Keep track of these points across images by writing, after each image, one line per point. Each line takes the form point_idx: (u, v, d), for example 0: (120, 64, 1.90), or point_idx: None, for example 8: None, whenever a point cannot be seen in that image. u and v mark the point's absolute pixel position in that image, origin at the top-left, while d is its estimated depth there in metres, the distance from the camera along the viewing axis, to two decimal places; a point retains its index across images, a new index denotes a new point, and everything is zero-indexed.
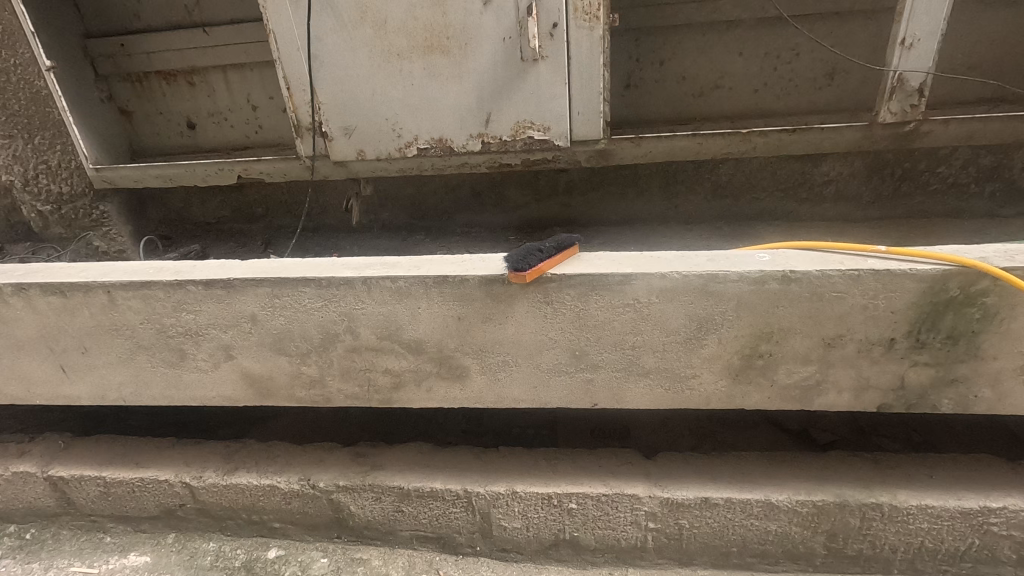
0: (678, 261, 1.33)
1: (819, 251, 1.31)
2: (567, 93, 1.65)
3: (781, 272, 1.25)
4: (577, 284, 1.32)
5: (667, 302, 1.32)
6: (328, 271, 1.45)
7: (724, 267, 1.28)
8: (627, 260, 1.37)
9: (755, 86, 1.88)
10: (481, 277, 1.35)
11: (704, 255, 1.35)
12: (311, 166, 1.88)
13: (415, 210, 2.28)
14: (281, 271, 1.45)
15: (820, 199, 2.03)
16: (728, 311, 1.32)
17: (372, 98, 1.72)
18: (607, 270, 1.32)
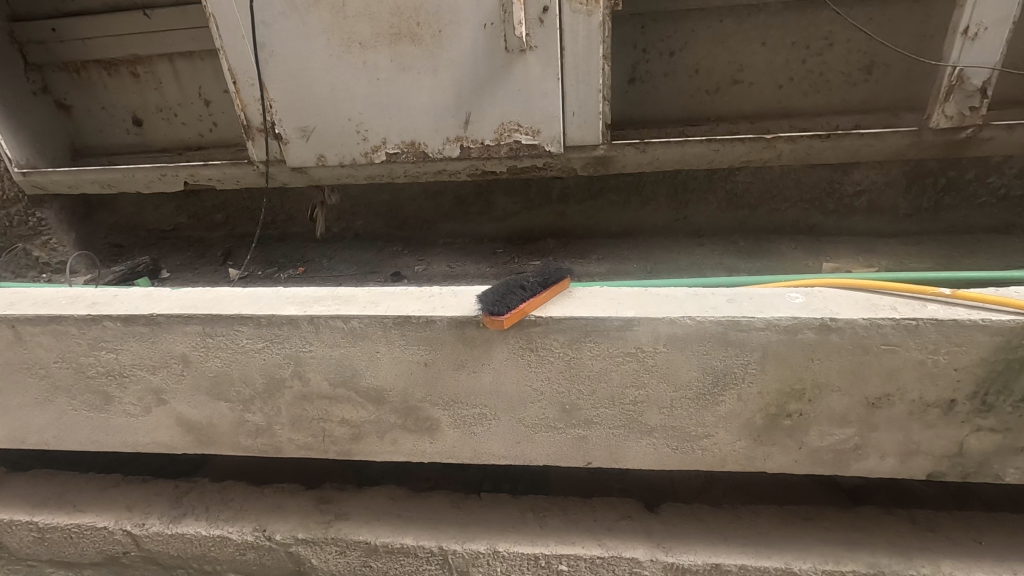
0: (692, 302, 1.09)
1: (865, 291, 1.07)
2: (560, 90, 1.39)
3: (819, 320, 1.01)
4: (567, 329, 1.09)
5: (677, 352, 1.08)
6: (269, 306, 1.21)
7: (749, 312, 1.04)
8: (629, 298, 1.13)
9: (780, 82, 1.62)
10: (451, 318, 1.11)
11: (724, 294, 1.11)
12: (266, 172, 1.63)
13: (392, 219, 2.04)
14: (213, 307, 1.22)
15: (851, 211, 1.78)
16: (751, 363, 1.08)
17: (331, 95, 1.46)
18: (604, 312, 1.08)
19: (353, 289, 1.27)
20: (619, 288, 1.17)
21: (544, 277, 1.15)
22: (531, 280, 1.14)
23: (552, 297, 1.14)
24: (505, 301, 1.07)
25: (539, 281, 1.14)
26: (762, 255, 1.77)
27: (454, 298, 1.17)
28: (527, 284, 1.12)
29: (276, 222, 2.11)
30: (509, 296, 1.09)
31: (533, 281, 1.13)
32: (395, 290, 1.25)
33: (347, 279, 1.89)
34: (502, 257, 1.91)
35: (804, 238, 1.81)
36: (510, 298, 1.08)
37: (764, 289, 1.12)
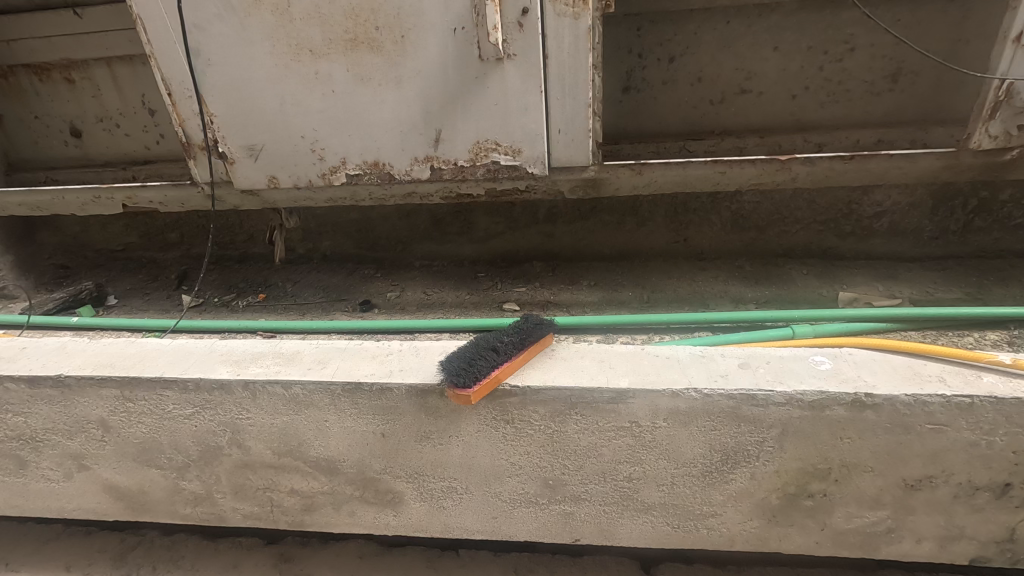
0: (698, 368, 0.91)
1: (905, 355, 0.90)
2: (544, 104, 1.20)
3: (851, 396, 0.83)
4: (549, 400, 0.91)
5: (680, 428, 0.91)
6: (198, 366, 1.03)
7: (767, 383, 0.86)
8: (623, 360, 0.95)
9: (794, 91, 1.44)
10: (410, 387, 0.93)
11: (736, 357, 0.93)
12: (213, 194, 1.43)
13: (363, 239, 1.85)
14: (132, 367, 1.03)
15: (869, 234, 1.60)
16: (767, 441, 0.90)
17: (280, 109, 1.26)
18: (592, 380, 0.90)
19: (300, 342, 1.09)
20: (613, 346, 0.99)
21: (522, 334, 0.97)
22: (506, 338, 0.95)
23: (529, 358, 0.96)
24: (473, 367, 0.89)
25: (515, 340, 0.95)
26: (770, 283, 1.60)
27: (415, 360, 0.99)
28: (501, 344, 0.94)
29: (236, 242, 1.91)
30: (478, 359, 0.91)
31: (508, 341, 0.95)
32: (349, 343, 1.06)
33: (312, 308, 1.70)
34: (484, 283, 1.72)
35: (817, 263, 1.63)
36: (479, 363, 0.90)
37: (783, 349, 0.94)
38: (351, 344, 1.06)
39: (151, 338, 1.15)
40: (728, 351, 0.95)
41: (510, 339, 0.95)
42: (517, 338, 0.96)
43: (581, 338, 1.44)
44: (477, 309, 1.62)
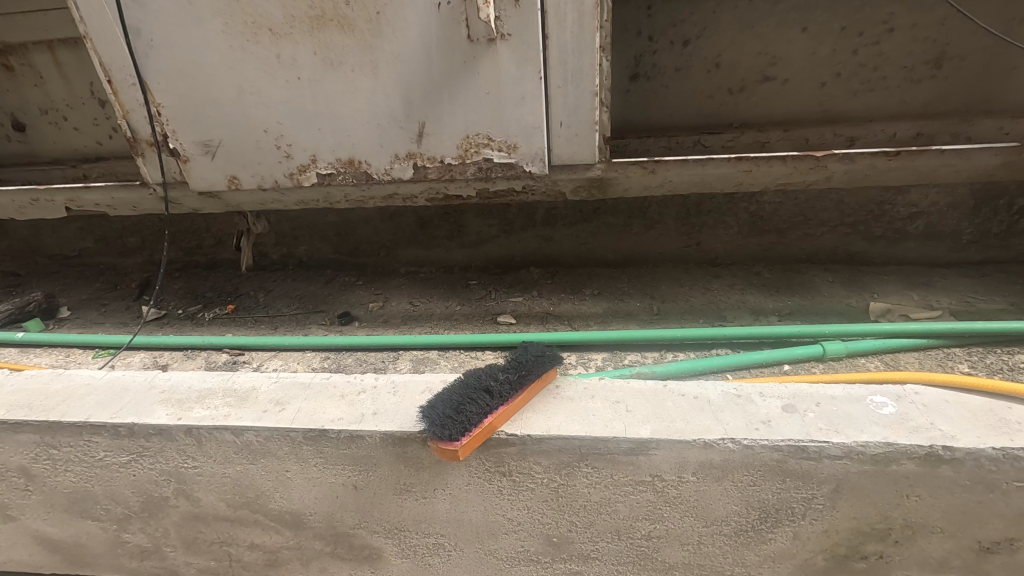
0: (734, 411, 0.76)
1: (981, 395, 0.76)
2: (543, 93, 1.04)
3: (927, 449, 0.68)
4: (554, 451, 0.75)
5: (711, 483, 0.75)
6: (132, 407, 0.86)
7: (820, 433, 0.71)
8: (643, 403, 0.79)
9: (823, 79, 1.28)
10: (386, 434, 0.77)
11: (777, 398, 0.78)
12: (166, 197, 1.26)
13: (342, 243, 1.68)
14: (54, 411, 0.86)
15: (902, 237, 1.44)
16: (817, 498, 0.74)
17: (237, 99, 1.09)
18: (607, 428, 0.74)
19: (256, 376, 0.92)
20: (629, 383, 0.84)
21: (521, 369, 0.80)
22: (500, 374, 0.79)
23: (528, 398, 0.80)
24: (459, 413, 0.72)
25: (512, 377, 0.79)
26: (792, 292, 1.45)
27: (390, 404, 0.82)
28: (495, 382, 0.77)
29: (202, 247, 1.74)
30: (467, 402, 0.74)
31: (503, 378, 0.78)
32: (314, 377, 0.90)
33: (285, 320, 1.54)
34: (476, 292, 1.56)
35: (843, 269, 1.49)
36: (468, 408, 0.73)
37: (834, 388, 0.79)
38: (317, 379, 0.90)
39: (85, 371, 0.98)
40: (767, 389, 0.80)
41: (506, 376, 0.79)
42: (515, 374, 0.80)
43: (586, 356, 1.32)
44: (469, 323, 1.46)
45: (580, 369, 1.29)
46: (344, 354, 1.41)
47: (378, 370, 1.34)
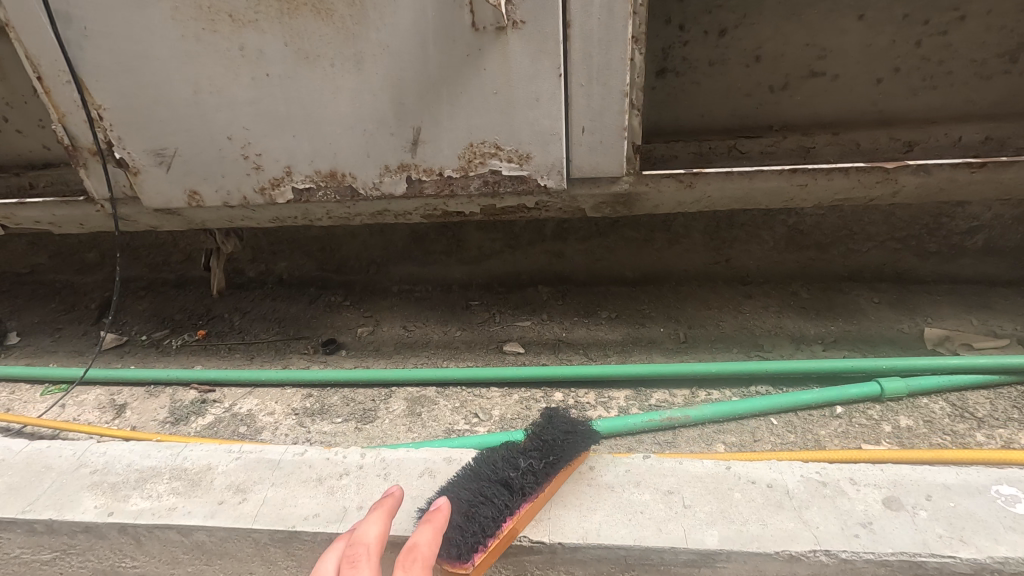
0: (824, 509, 0.68)
1: None
2: (562, 92, 0.86)
3: None
4: (618, 559, 0.67)
5: None
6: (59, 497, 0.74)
7: (939, 546, 0.64)
8: (707, 499, 0.70)
9: (878, 75, 1.10)
10: None
11: (873, 488, 0.71)
12: (117, 215, 1.07)
13: (326, 259, 1.49)
14: None
15: (958, 253, 1.28)
16: None
17: (193, 99, 0.90)
18: (661, 537, 0.66)
19: (209, 452, 0.81)
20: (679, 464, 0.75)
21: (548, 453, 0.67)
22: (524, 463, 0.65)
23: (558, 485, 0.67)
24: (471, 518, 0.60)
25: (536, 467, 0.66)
26: (835, 315, 1.29)
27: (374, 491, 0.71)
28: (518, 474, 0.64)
29: (170, 263, 1.55)
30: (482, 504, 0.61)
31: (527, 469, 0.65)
32: (282, 454, 0.78)
33: (263, 349, 1.36)
34: (478, 315, 1.39)
35: (890, 288, 1.32)
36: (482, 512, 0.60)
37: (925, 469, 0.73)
38: (287, 454, 0.79)
39: (3, 441, 0.87)
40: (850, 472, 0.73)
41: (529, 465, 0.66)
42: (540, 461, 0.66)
43: (607, 395, 1.16)
44: (471, 352, 1.29)
45: (600, 409, 1.13)
46: (329, 391, 1.23)
47: (369, 410, 1.17)
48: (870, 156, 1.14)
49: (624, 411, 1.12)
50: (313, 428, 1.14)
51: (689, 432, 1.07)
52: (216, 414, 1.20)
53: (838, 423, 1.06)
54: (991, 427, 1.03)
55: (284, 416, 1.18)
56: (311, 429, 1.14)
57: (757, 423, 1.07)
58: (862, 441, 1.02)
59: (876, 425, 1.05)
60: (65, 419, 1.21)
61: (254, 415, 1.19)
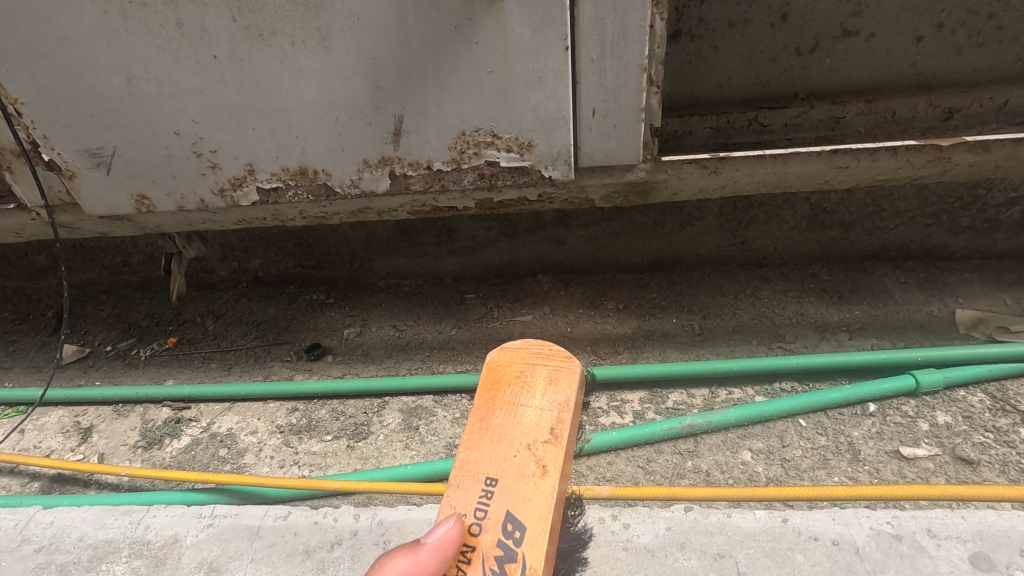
0: (903, 570, 0.70)
1: None
2: (570, 69, 0.73)
3: None
4: None
5: None
6: (80, 553, 0.83)
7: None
8: (764, 563, 0.72)
9: (920, 32, 0.98)
10: None
11: (958, 543, 0.72)
12: (55, 223, 0.94)
13: (304, 255, 1.34)
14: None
15: (992, 227, 1.18)
16: None
17: (129, 89, 0.75)
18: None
19: (174, 518, 0.86)
20: (728, 521, 0.77)
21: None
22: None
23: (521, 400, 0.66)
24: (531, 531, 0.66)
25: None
26: (860, 299, 1.19)
27: (353, 566, 0.78)
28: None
29: (130, 263, 1.39)
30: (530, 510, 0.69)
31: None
32: (265, 518, 0.85)
33: (241, 357, 1.24)
34: (473, 310, 1.28)
35: (917, 267, 1.24)
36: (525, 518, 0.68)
37: (1013, 516, 0.74)
38: (266, 518, 0.85)
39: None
40: (926, 524, 0.74)
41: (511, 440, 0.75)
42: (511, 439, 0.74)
43: (621, 398, 1.07)
44: (471, 353, 1.19)
45: (614, 416, 1.04)
46: (316, 404, 1.12)
47: (361, 425, 1.06)
48: (907, 126, 1.02)
49: (640, 416, 1.03)
50: (301, 448, 1.03)
51: (711, 438, 0.97)
52: (192, 435, 1.08)
53: (872, 422, 0.97)
54: None
55: (268, 435, 1.06)
56: (299, 449, 1.03)
57: (785, 425, 0.98)
58: (900, 443, 0.94)
59: (913, 423, 0.96)
60: (25, 447, 1.09)
61: (235, 435, 1.07)
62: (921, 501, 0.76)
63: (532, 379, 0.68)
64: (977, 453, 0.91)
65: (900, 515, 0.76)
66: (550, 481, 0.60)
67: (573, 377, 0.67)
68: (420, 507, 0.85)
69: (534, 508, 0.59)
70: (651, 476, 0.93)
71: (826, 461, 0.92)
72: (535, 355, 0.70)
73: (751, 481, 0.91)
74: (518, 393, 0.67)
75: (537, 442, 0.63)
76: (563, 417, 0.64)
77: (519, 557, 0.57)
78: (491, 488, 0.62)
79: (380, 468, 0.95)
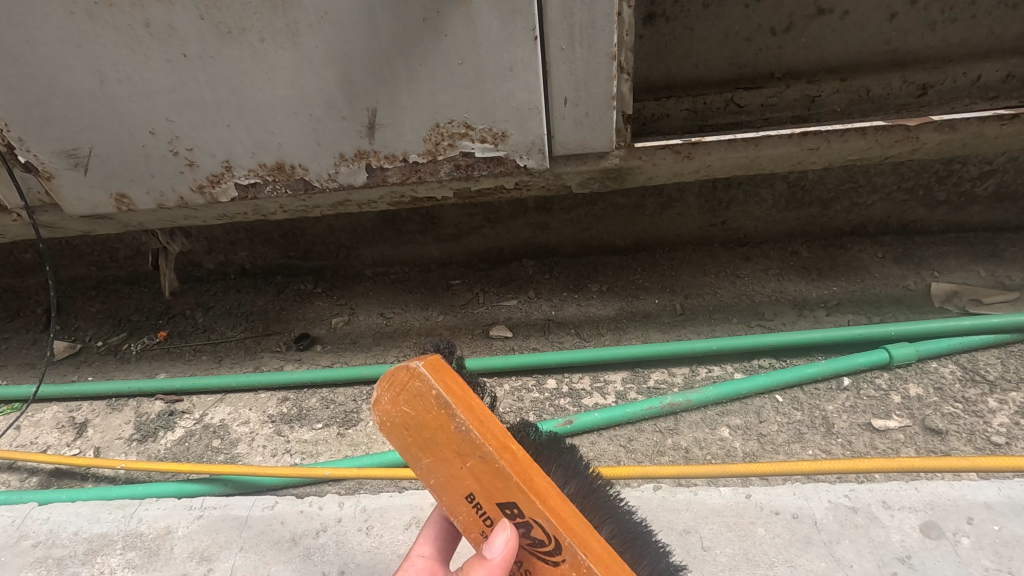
0: (857, 540, 0.73)
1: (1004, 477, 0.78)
2: (539, 59, 0.73)
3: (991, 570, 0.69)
4: None
5: None
6: (77, 547, 0.85)
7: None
8: (728, 537, 0.75)
9: (893, 9, 0.98)
10: None
11: (911, 513, 0.75)
12: (37, 223, 0.95)
13: (290, 245, 1.35)
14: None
15: (968, 200, 1.20)
16: None
17: (101, 90, 0.75)
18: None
19: (167, 510, 0.89)
20: (695, 498, 0.80)
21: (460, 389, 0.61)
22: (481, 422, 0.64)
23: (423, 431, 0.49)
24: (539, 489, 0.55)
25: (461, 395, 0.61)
26: (838, 275, 1.21)
27: (339, 552, 0.81)
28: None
29: (118, 259, 1.39)
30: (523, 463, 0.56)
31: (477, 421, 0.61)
32: (254, 508, 0.88)
33: (231, 349, 1.26)
34: (459, 296, 1.30)
35: (895, 242, 1.26)
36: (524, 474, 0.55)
37: (964, 485, 0.77)
38: (254, 508, 0.88)
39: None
40: (882, 496, 0.78)
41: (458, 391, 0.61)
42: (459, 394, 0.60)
43: (604, 379, 1.10)
44: (457, 339, 1.21)
45: (597, 396, 1.07)
46: (306, 393, 1.14)
47: (351, 413, 1.08)
48: (881, 104, 1.03)
49: (623, 396, 1.06)
50: (292, 436, 1.06)
51: (691, 416, 1.00)
52: (186, 427, 1.10)
53: (846, 396, 1.00)
54: (1004, 390, 0.97)
55: (260, 424, 1.09)
56: (291, 437, 1.06)
57: (763, 401, 1.01)
58: (872, 416, 0.97)
59: (885, 396, 0.99)
60: (22, 443, 1.11)
61: (227, 425, 1.10)
62: (879, 474, 0.80)
63: (415, 410, 0.49)
64: (945, 424, 0.94)
65: (858, 488, 0.79)
66: (497, 468, 0.47)
67: (431, 376, 0.48)
68: (405, 492, 0.88)
69: (528, 504, 0.46)
70: (632, 454, 0.96)
71: (800, 435, 0.96)
72: (391, 386, 0.49)
73: (728, 457, 0.94)
74: (409, 429, 0.49)
75: (460, 448, 0.48)
76: (455, 409, 0.47)
77: (564, 551, 0.46)
78: (485, 513, 0.49)
79: (369, 454, 0.98)
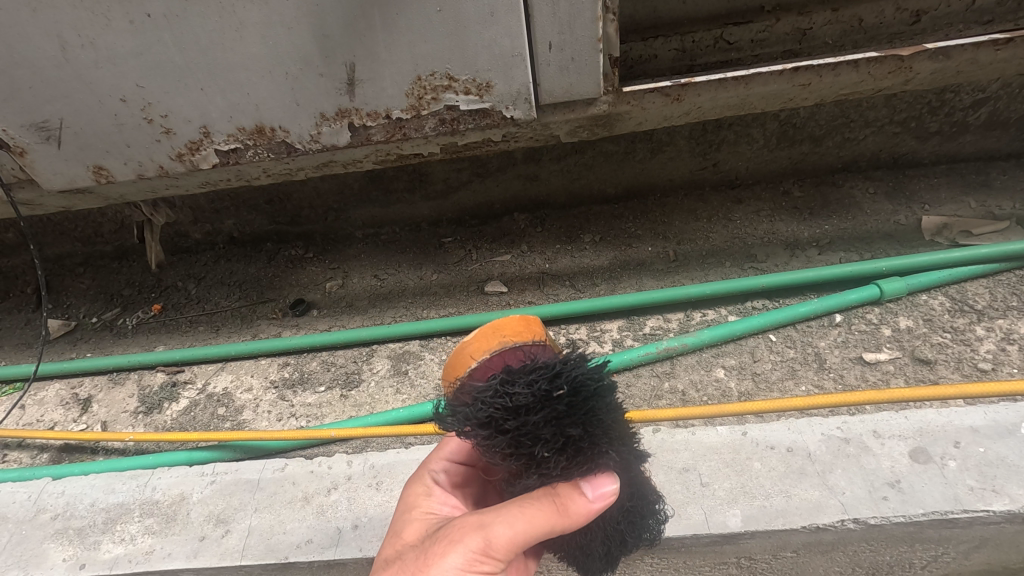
0: (848, 469, 0.76)
1: (999, 406, 0.80)
2: (520, 2, 0.70)
3: (982, 495, 0.72)
4: None
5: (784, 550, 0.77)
6: (92, 519, 0.87)
7: (972, 500, 0.72)
8: (724, 472, 0.78)
9: None
10: (344, 552, 0.79)
11: (900, 440, 0.78)
12: (15, 200, 0.93)
13: (277, 211, 1.33)
14: (14, 543, 0.86)
15: (960, 130, 1.19)
16: (885, 548, 0.77)
17: (64, 56, 0.72)
18: (681, 523, 0.75)
19: (178, 478, 0.91)
20: (692, 438, 0.82)
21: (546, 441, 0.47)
22: (609, 431, 0.51)
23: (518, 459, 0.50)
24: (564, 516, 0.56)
25: (558, 423, 0.47)
26: (830, 213, 1.21)
27: (351, 507, 0.84)
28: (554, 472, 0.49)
29: (102, 234, 1.37)
30: None
31: (584, 459, 0.49)
32: (265, 470, 0.90)
33: (228, 318, 1.26)
34: (452, 254, 1.30)
35: (886, 176, 1.25)
36: None
37: (952, 412, 0.80)
38: (264, 471, 0.90)
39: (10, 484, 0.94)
40: (873, 425, 0.80)
41: (545, 424, 0.47)
42: (541, 442, 0.47)
43: (600, 328, 1.11)
44: (452, 297, 1.21)
45: (595, 345, 1.08)
46: (306, 356, 1.14)
47: (352, 374, 1.10)
48: (873, 34, 1.01)
49: (619, 344, 1.08)
50: (296, 400, 1.07)
51: (687, 359, 1.02)
52: (190, 397, 1.11)
53: (838, 332, 1.02)
54: (991, 318, 0.99)
55: (263, 391, 1.10)
56: (295, 401, 1.07)
57: (756, 342, 1.03)
58: (863, 349, 0.99)
59: (876, 330, 1.01)
60: (29, 422, 1.12)
61: (231, 394, 1.11)
62: (869, 406, 0.82)
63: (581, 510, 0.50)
64: (934, 354, 0.96)
65: (849, 420, 0.82)
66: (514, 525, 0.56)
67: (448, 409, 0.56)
68: (410, 448, 0.90)
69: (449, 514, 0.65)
70: (630, 399, 0.98)
71: (794, 372, 0.98)
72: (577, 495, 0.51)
73: (724, 397, 0.96)
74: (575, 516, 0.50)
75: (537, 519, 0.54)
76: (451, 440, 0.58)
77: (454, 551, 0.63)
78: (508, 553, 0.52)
79: (374, 413, 1.00)
